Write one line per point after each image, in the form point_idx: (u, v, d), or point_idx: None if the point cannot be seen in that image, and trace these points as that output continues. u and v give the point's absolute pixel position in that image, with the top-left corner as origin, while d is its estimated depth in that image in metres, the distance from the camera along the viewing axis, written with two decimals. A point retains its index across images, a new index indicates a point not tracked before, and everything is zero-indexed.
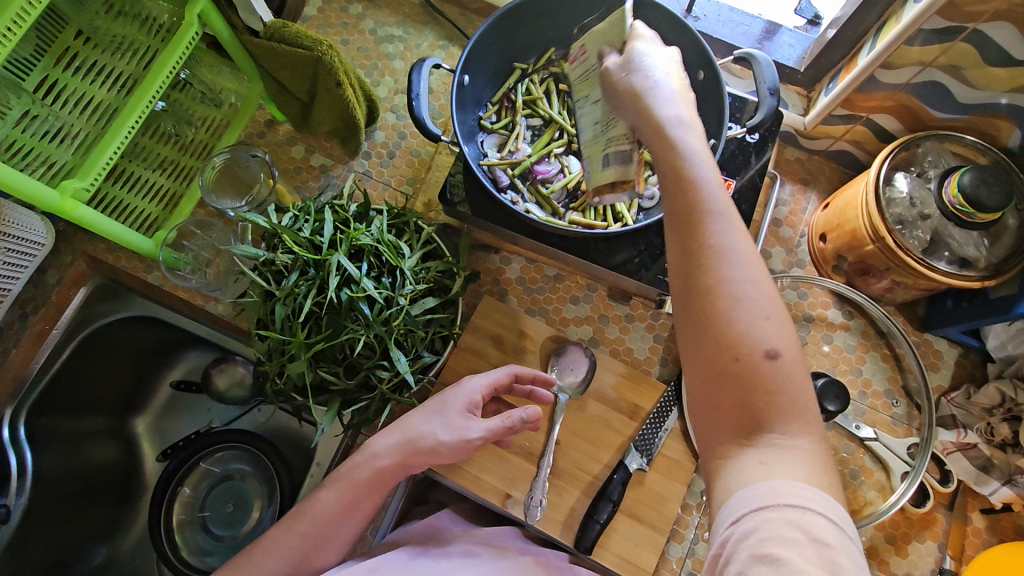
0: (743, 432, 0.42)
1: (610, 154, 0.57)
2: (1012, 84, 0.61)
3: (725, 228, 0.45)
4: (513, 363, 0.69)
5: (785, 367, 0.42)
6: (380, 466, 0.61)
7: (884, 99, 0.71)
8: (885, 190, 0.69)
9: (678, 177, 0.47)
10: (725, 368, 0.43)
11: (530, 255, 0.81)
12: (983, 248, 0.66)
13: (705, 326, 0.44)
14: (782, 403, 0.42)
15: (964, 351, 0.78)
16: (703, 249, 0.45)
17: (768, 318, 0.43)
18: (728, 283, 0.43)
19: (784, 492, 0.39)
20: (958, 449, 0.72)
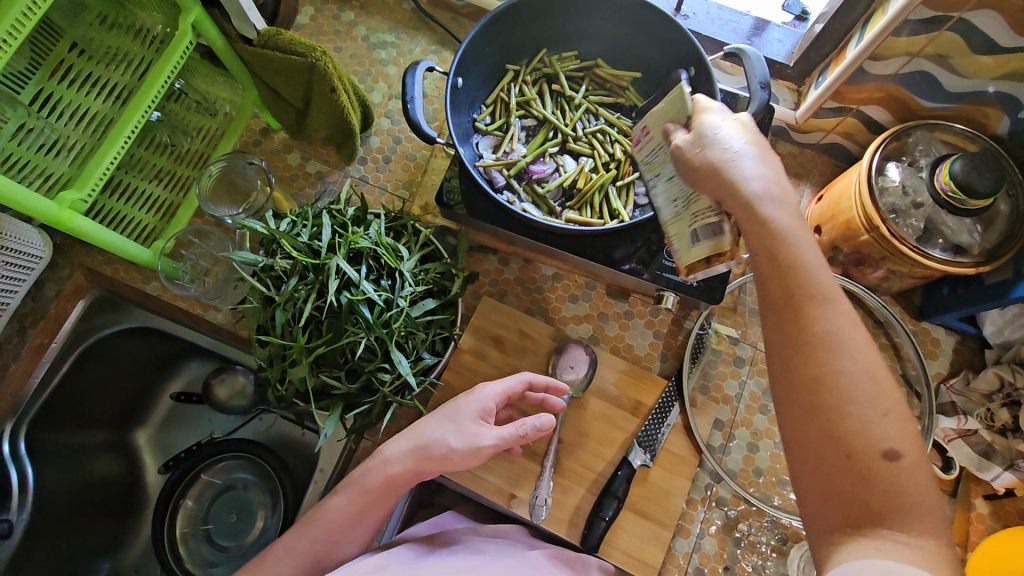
0: (855, 524, 0.41)
1: (697, 231, 0.54)
2: (999, 71, 0.62)
3: (833, 314, 0.44)
4: (526, 370, 0.69)
5: (906, 467, 0.41)
6: (392, 472, 0.61)
7: (873, 90, 0.72)
8: (879, 180, 0.69)
9: (777, 263, 0.46)
10: (837, 460, 0.42)
11: (527, 255, 0.81)
12: (977, 235, 0.67)
13: (814, 415, 0.42)
14: (899, 496, 0.40)
15: (961, 338, 0.78)
16: (811, 340, 0.43)
17: (886, 415, 0.41)
18: (839, 377, 0.42)
19: (898, 575, 0.38)
20: (959, 436, 0.72)
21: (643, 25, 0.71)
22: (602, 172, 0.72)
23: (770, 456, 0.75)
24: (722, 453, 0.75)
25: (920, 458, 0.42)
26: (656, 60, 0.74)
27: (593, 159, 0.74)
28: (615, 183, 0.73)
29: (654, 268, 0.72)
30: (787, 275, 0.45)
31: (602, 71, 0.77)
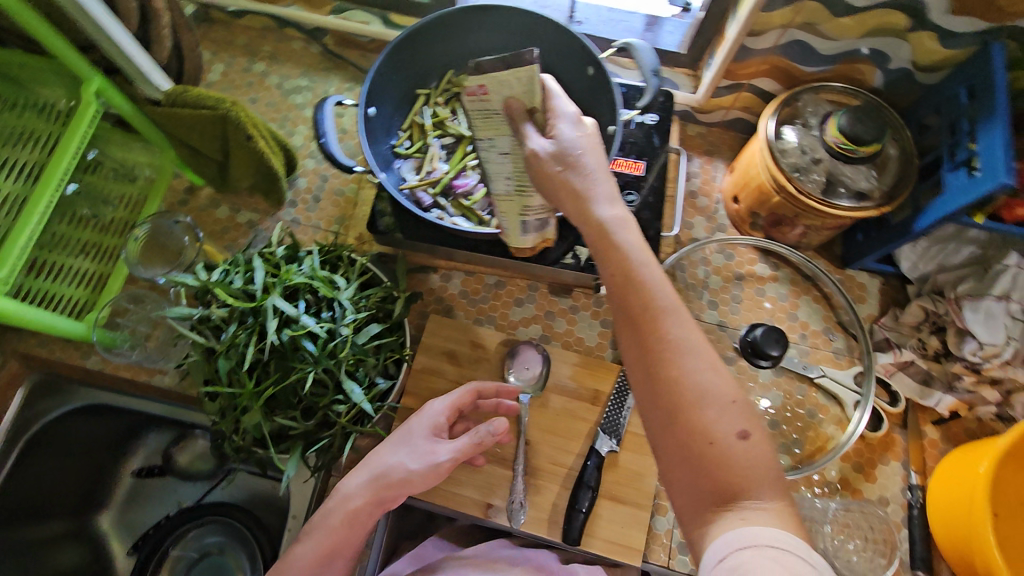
0: (718, 503, 0.45)
1: (529, 223, 0.65)
2: (861, 30, 0.68)
3: (678, 322, 0.50)
4: (471, 380, 0.70)
5: (753, 446, 0.46)
6: (352, 507, 0.60)
7: (759, 64, 0.77)
8: (778, 144, 0.74)
9: (627, 278, 0.51)
10: (695, 447, 0.46)
11: (466, 268, 0.83)
12: (874, 180, 0.71)
13: (673, 410, 0.47)
14: (755, 472, 0.45)
15: (884, 279, 0.83)
16: (661, 345, 0.49)
17: (734, 402, 0.47)
18: (689, 374, 0.48)
19: (763, 534, 0.42)
20: (898, 368, 0.76)
21: (539, 34, 0.75)
22: None
23: None
24: None
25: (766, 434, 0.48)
26: (556, 64, 0.77)
27: None
28: None
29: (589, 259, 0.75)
30: (636, 287, 0.51)
31: None
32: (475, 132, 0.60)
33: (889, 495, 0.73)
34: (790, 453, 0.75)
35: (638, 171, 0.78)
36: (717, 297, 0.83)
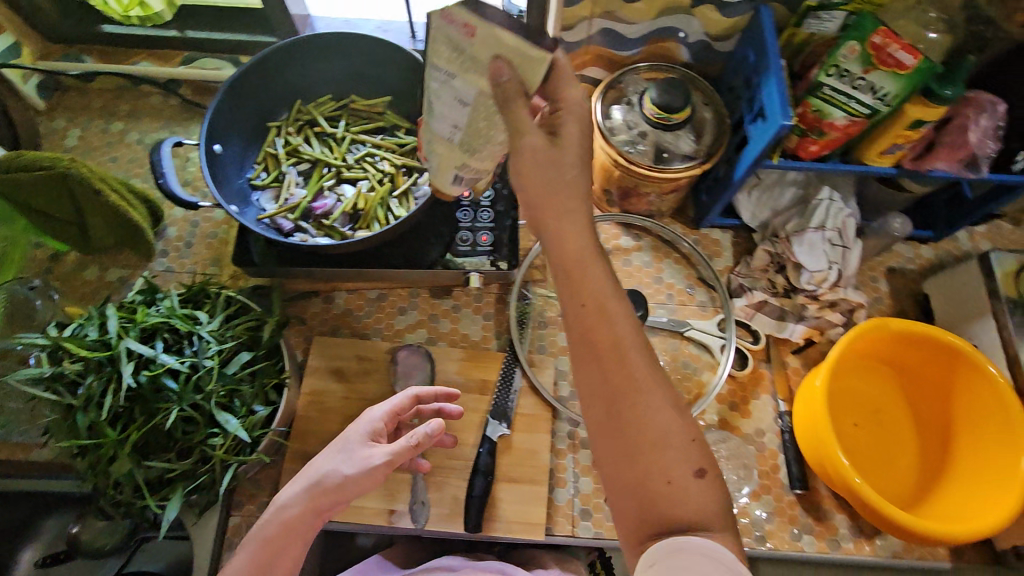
0: (661, 527, 0.50)
1: (463, 176, 0.57)
2: (652, 11, 0.77)
3: (645, 364, 0.53)
4: (411, 386, 0.71)
5: (707, 483, 0.51)
6: (289, 516, 0.61)
7: (581, 56, 0.84)
8: (606, 123, 0.81)
9: (602, 315, 0.54)
10: (651, 480, 0.50)
11: (348, 286, 0.85)
12: (693, 142, 0.79)
13: (633, 447, 0.51)
14: (703, 497, 0.50)
15: (735, 233, 0.91)
16: (627, 385, 0.52)
17: (693, 440, 0.52)
18: (655, 414, 0.52)
19: (700, 547, 0.47)
20: (757, 309, 0.83)
21: (376, 52, 0.80)
22: (377, 189, 0.78)
23: None
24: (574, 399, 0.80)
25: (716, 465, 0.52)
26: (398, 81, 0.82)
27: (369, 180, 0.79)
28: (393, 196, 0.78)
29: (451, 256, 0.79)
30: (608, 325, 0.53)
31: (358, 105, 0.83)
32: (430, 58, 0.49)
33: (764, 426, 0.79)
34: None
35: None
36: None
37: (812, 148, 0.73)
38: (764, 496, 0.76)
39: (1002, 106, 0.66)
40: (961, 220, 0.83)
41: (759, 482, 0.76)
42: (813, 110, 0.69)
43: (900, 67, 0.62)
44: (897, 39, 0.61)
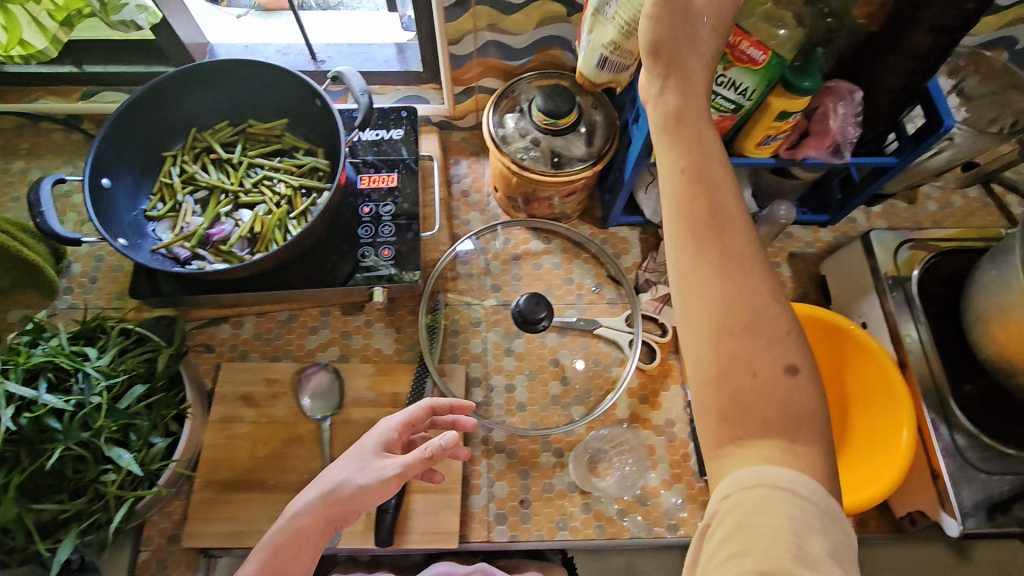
0: (745, 432, 0.44)
1: (608, 61, 0.68)
2: (531, 22, 0.79)
3: (749, 246, 0.47)
4: (426, 397, 0.72)
5: (803, 384, 0.45)
6: (301, 524, 0.63)
7: (475, 68, 0.86)
8: (500, 132, 0.82)
9: (709, 185, 0.48)
10: (741, 373, 0.45)
11: (257, 310, 0.84)
12: (585, 145, 0.81)
13: (731, 331, 0.45)
14: (798, 405, 0.44)
15: (642, 229, 0.93)
16: (732, 266, 0.46)
17: (786, 335, 0.46)
18: (757, 299, 0.46)
19: (798, 479, 0.41)
20: (663, 303, 0.86)
21: (265, 77, 0.80)
22: (274, 211, 0.78)
23: (526, 389, 0.83)
24: (487, 404, 0.82)
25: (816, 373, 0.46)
26: (291, 102, 0.82)
27: (266, 203, 0.80)
28: (291, 217, 0.79)
29: (352, 272, 0.80)
30: (718, 196, 0.48)
31: (255, 129, 0.84)
32: None
33: (674, 416, 0.81)
34: (585, 402, 0.81)
35: (389, 182, 0.84)
36: (499, 280, 0.89)
37: None
38: (676, 485, 0.77)
39: (859, 94, 0.69)
40: (850, 202, 0.87)
41: (671, 471, 0.78)
42: None
43: (754, 63, 0.64)
44: (747, 36, 0.63)
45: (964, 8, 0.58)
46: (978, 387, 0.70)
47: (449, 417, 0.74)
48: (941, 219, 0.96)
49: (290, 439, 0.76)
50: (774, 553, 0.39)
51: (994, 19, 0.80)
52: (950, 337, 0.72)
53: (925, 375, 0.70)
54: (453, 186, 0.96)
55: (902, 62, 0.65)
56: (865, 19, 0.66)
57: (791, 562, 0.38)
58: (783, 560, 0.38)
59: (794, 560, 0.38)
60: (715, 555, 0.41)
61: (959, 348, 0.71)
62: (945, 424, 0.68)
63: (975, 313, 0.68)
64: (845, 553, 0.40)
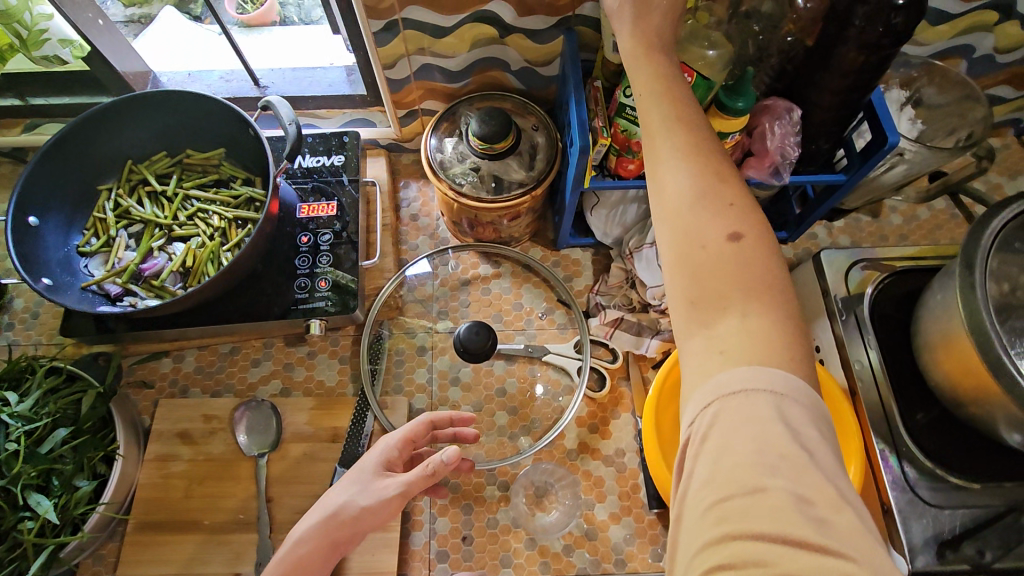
0: (702, 307, 0.45)
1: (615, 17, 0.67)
2: (465, 45, 0.78)
3: (695, 134, 0.50)
4: (425, 413, 0.71)
5: (748, 249, 0.46)
6: (302, 553, 0.60)
7: (414, 92, 0.86)
8: (438, 156, 0.80)
9: (660, 91, 0.52)
10: (695, 246, 0.46)
11: (198, 343, 0.83)
12: (523, 169, 0.80)
13: (682, 213, 0.47)
14: (752, 280, 0.45)
15: (594, 250, 0.91)
16: (687, 148, 0.49)
17: (731, 206, 0.47)
18: (707, 177, 0.48)
19: (750, 378, 0.41)
20: (614, 327, 0.82)
21: (198, 108, 0.79)
22: (207, 244, 0.78)
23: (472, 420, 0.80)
24: None
25: (773, 251, 0.47)
26: (225, 132, 0.81)
27: (200, 236, 0.79)
28: (224, 249, 0.78)
29: (288, 304, 0.79)
30: (675, 94, 0.52)
31: (192, 160, 0.83)
32: None
33: (625, 445, 0.79)
34: (532, 433, 0.79)
35: (329, 212, 0.83)
36: (447, 307, 0.87)
37: (630, 167, 0.73)
38: (624, 518, 0.75)
39: (797, 112, 0.67)
40: (807, 218, 0.84)
41: (620, 504, 0.75)
42: (622, 131, 0.70)
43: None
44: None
45: (892, 22, 0.55)
46: (930, 415, 0.67)
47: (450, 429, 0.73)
48: (907, 233, 0.93)
49: (226, 477, 0.74)
50: (735, 472, 0.38)
51: (945, 28, 0.77)
52: (901, 362, 0.69)
53: (875, 403, 0.67)
54: (402, 210, 0.95)
55: (835, 80, 0.62)
56: (791, 37, 0.66)
57: (753, 472, 0.38)
58: (746, 475, 0.38)
59: (753, 475, 0.38)
60: (688, 487, 0.41)
61: (910, 375, 0.68)
62: (895, 455, 0.65)
63: (923, 340, 0.65)
64: (812, 438, 0.39)
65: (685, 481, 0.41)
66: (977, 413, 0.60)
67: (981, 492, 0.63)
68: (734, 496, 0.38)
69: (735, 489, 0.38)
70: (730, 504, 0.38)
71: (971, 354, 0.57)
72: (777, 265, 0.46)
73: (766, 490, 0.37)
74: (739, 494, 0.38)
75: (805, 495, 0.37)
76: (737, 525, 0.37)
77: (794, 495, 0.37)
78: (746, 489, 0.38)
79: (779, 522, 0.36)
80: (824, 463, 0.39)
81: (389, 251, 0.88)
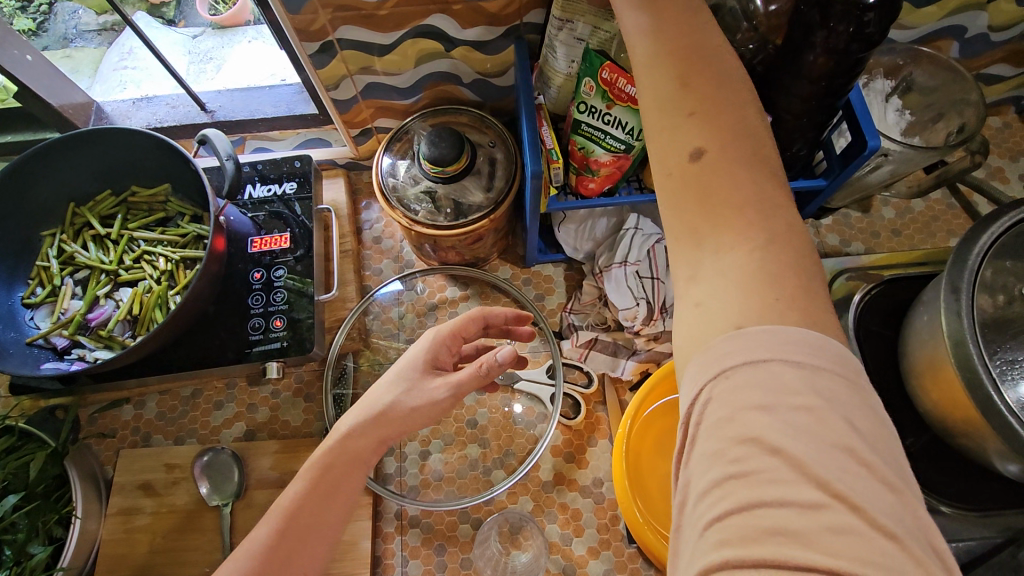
0: (681, 244, 0.37)
1: None
2: (409, 61, 0.73)
3: (652, 37, 0.42)
4: (478, 308, 0.68)
5: (709, 165, 0.37)
6: (354, 445, 0.54)
7: (364, 111, 0.82)
8: (390, 180, 0.75)
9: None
10: (663, 176, 0.39)
11: (157, 388, 0.80)
12: (479, 191, 0.75)
13: (652, 137, 0.40)
14: (713, 200, 0.36)
15: (567, 266, 0.87)
16: (646, 60, 0.42)
17: (691, 115, 0.39)
18: (666, 85, 0.40)
19: (728, 352, 0.31)
20: (588, 349, 0.78)
21: (139, 145, 0.74)
22: (154, 289, 0.75)
23: (442, 456, 0.77)
24: (400, 475, 0.76)
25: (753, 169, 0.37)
26: (166, 166, 0.77)
27: (148, 279, 0.76)
28: (172, 293, 0.76)
29: (243, 348, 0.77)
30: (661, 5, 0.43)
31: (137, 198, 0.79)
32: None
33: (602, 474, 0.75)
34: (505, 466, 0.76)
35: (281, 245, 0.80)
36: (414, 334, 0.84)
37: (591, 186, 0.68)
38: (603, 553, 0.72)
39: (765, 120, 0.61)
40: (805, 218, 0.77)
41: (598, 538, 0.72)
42: (579, 148, 0.66)
43: (634, 100, 0.62)
44: (624, 74, 0.61)
45: (863, 20, 0.49)
46: (920, 441, 0.62)
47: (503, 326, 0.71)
48: (899, 228, 0.87)
49: (189, 529, 0.72)
50: (730, 483, 0.29)
51: (933, 10, 0.71)
52: (890, 382, 0.64)
53: None
54: (365, 232, 0.91)
55: (804, 86, 0.57)
56: (751, 43, 0.61)
57: (743, 480, 0.29)
58: (736, 484, 0.29)
59: (750, 481, 0.28)
60: (684, 505, 0.31)
61: (899, 397, 0.64)
62: None
63: (910, 362, 0.60)
64: (818, 412, 0.29)
65: (680, 498, 0.32)
66: (969, 444, 0.56)
67: (974, 523, 0.60)
68: (737, 514, 0.28)
69: (733, 504, 0.28)
70: (729, 525, 0.28)
71: (958, 386, 0.52)
72: (752, 179, 0.37)
73: (768, 501, 0.28)
74: (739, 509, 0.28)
75: (812, 501, 0.27)
76: (741, 553, 0.27)
77: (794, 504, 0.27)
78: (743, 502, 0.28)
79: (784, 544, 0.27)
80: (840, 447, 0.28)
81: (350, 279, 0.85)
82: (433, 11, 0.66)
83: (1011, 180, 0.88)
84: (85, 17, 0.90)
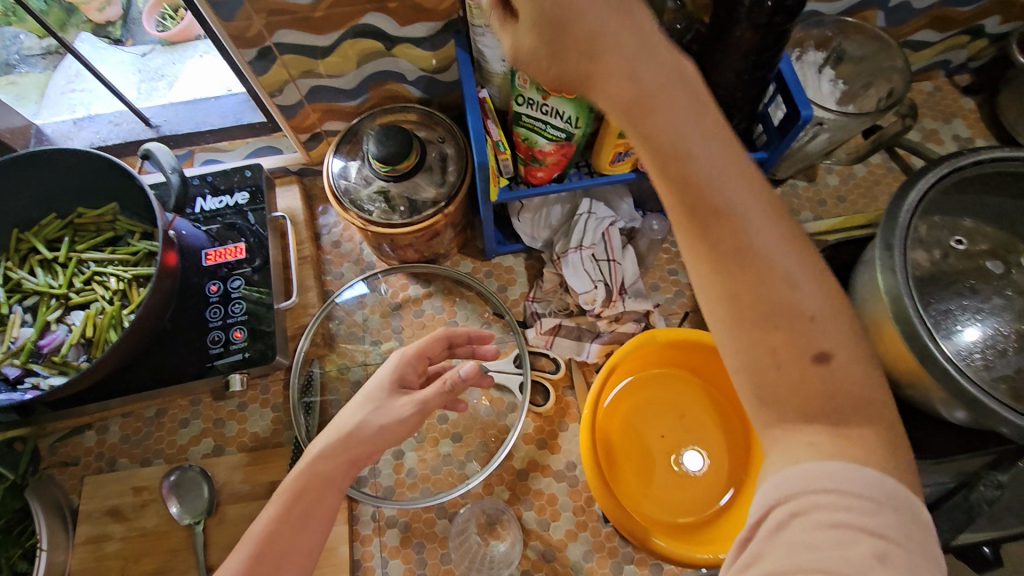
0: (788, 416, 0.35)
1: None
2: (349, 62, 0.73)
3: (733, 205, 0.34)
4: (442, 328, 0.69)
5: (836, 372, 0.34)
6: (322, 469, 0.53)
7: (310, 115, 0.81)
8: (342, 182, 0.75)
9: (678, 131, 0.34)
10: (749, 347, 0.35)
11: (119, 412, 0.79)
12: (430, 187, 0.75)
13: (747, 321, 0.35)
14: (837, 404, 0.34)
15: (527, 255, 0.88)
16: (734, 247, 0.34)
17: (806, 318, 0.35)
18: (764, 271, 0.34)
19: (841, 478, 0.32)
20: (553, 335, 0.79)
21: (78, 165, 0.72)
22: (107, 310, 0.74)
23: (415, 454, 0.77)
24: (374, 477, 0.76)
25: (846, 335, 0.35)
26: (108, 184, 0.75)
27: (100, 301, 0.75)
28: (126, 312, 0.75)
29: (204, 362, 0.75)
30: None
31: (84, 219, 0.77)
32: None
33: (575, 457, 0.76)
34: (479, 457, 0.77)
35: (237, 256, 0.79)
36: (380, 335, 0.84)
37: (539, 174, 0.70)
38: (581, 534, 0.73)
39: None
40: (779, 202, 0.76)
41: (575, 520, 0.73)
42: (523, 139, 0.67)
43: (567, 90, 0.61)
44: None
45: None
46: None
47: (468, 346, 0.71)
48: (844, 194, 0.89)
49: (162, 550, 0.71)
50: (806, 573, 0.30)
51: None
52: None
53: None
54: (323, 238, 0.91)
55: (736, 60, 0.58)
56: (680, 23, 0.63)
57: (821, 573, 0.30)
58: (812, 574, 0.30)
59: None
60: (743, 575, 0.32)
61: None
62: None
63: None
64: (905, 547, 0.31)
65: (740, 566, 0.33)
66: (915, 394, 0.58)
67: None
68: None
69: None
70: None
71: (898, 340, 0.55)
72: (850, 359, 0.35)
73: None
74: None
75: None
76: None
77: None
78: None
79: None
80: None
81: (310, 285, 0.84)
82: (369, 10, 0.66)
83: (944, 141, 0.92)
84: (26, 42, 0.84)
